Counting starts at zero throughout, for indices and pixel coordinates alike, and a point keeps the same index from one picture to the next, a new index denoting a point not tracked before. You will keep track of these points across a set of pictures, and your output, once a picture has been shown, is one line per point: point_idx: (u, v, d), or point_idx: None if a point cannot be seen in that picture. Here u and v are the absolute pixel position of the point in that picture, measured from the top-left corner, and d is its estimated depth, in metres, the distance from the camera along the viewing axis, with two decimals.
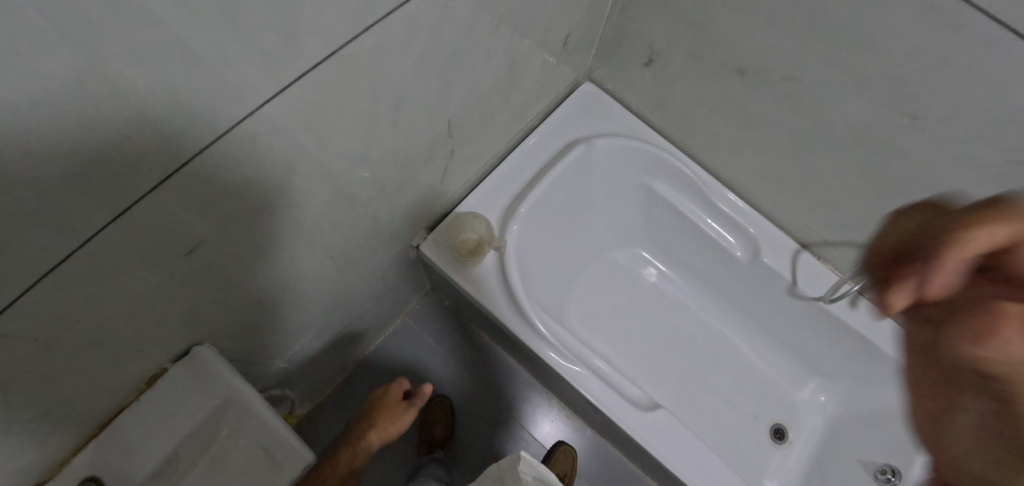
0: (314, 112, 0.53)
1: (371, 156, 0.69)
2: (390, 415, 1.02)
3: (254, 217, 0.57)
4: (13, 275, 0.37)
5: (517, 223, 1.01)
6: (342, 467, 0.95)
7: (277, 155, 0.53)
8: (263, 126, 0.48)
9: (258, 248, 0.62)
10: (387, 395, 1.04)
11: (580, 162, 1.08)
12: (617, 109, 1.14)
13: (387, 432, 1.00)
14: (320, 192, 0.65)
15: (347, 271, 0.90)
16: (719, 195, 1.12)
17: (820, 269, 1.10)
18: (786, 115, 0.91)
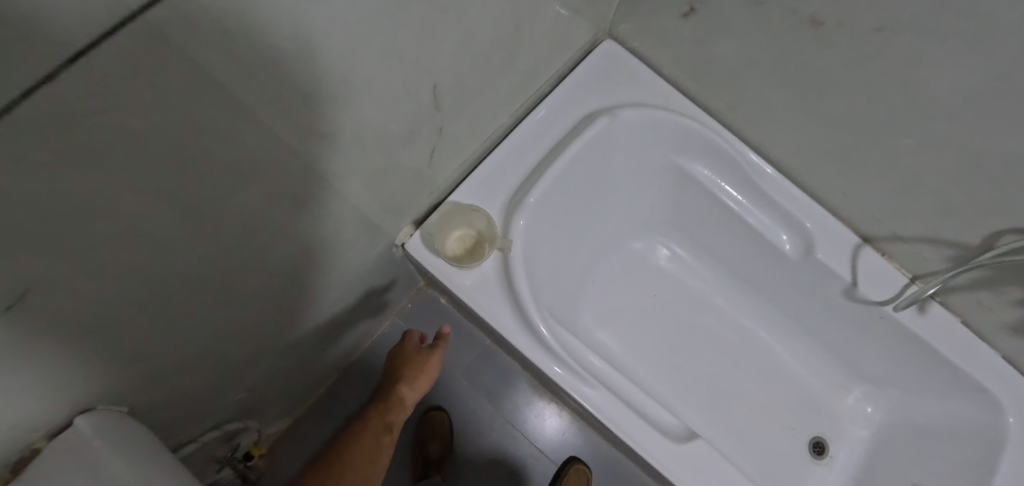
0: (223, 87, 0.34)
1: (331, 144, 0.51)
2: (417, 363, 0.90)
3: (149, 247, 0.38)
4: None
5: (525, 217, 0.83)
6: (384, 420, 0.84)
7: (154, 144, 0.32)
8: (95, 84, 0.26)
9: (167, 284, 0.43)
10: (408, 347, 0.92)
11: (601, 139, 0.88)
12: (644, 74, 0.94)
13: (420, 380, 0.89)
14: (257, 199, 0.46)
15: (315, 283, 0.72)
16: (767, 180, 0.93)
17: (884, 268, 0.93)
18: (868, 81, 0.71)
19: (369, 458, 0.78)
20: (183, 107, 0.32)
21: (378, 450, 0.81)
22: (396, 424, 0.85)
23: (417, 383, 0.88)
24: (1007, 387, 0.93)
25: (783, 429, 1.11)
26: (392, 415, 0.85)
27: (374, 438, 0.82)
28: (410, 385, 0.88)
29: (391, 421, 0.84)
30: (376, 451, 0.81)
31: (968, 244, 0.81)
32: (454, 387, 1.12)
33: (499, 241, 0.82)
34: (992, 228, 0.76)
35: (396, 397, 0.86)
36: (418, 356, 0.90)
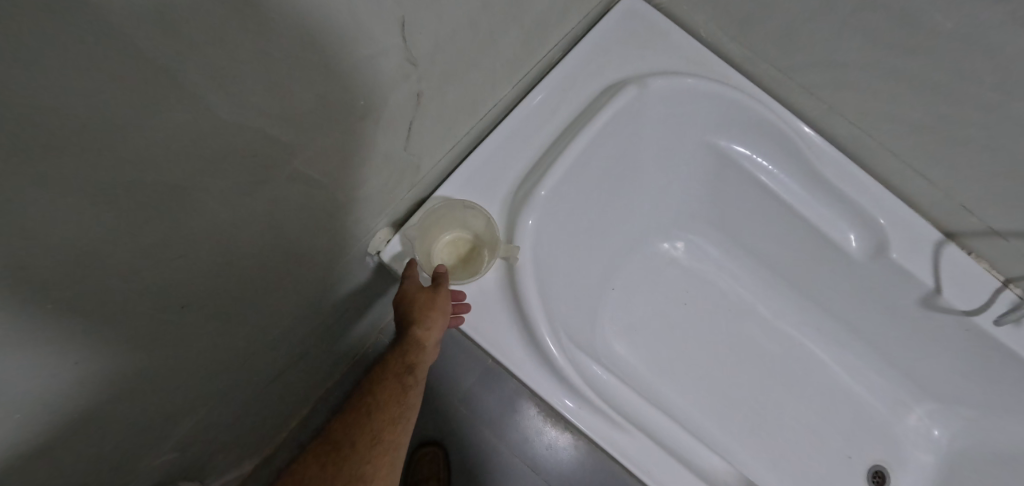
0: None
1: (257, 114, 0.33)
2: (421, 299, 0.57)
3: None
4: None
5: (534, 214, 0.66)
6: (400, 363, 0.55)
7: None
8: None
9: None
10: (406, 283, 0.59)
11: (627, 115, 0.71)
12: (677, 34, 0.76)
13: (431, 318, 0.57)
14: (132, 203, 0.29)
15: (260, 305, 0.54)
16: (829, 162, 0.76)
17: (971, 269, 0.75)
18: (985, 28, 0.54)
19: (395, 407, 0.53)
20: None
21: (406, 397, 0.55)
22: (423, 367, 0.57)
23: (430, 320, 0.56)
24: None
25: (837, 457, 0.93)
26: (411, 357, 0.56)
27: (397, 383, 0.55)
28: (421, 325, 0.56)
29: (412, 364, 0.56)
30: (404, 396, 0.55)
31: None
32: (451, 414, 0.95)
33: (500, 246, 0.65)
34: None
35: (410, 339, 0.57)
36: (418, 293, 0.58)
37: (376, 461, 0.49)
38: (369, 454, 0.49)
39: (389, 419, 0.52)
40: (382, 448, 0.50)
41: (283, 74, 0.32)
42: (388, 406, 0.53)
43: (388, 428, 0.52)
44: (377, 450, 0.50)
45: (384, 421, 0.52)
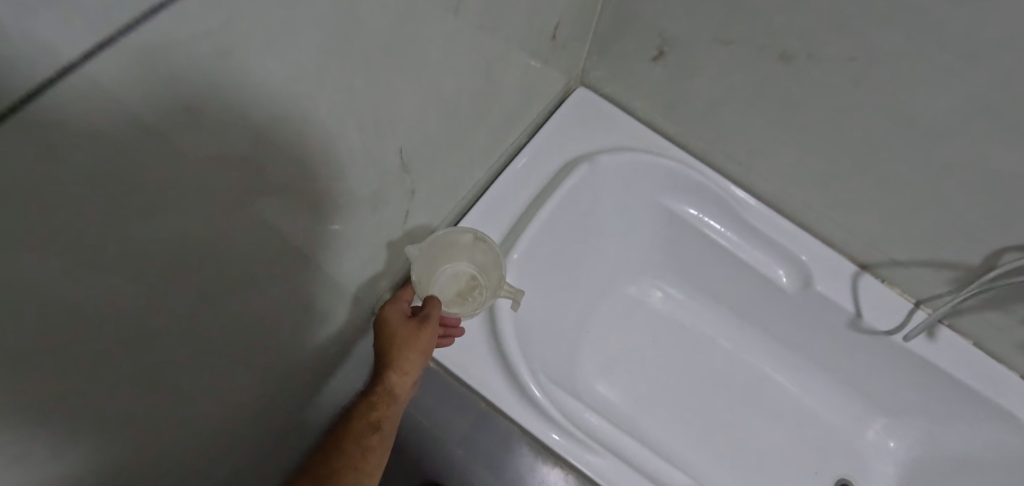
0: (152, 112, 0.25)
1: (321, 216, 0.48)
2: (404, 332, 0.62)
3: (56, 351, 0.27)
4: None
5: (509, 276, 0.80)
6: (366, 417, 0.56)
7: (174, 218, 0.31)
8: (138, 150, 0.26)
9: (75, 412, 0.31)
10: (393, 311, 0.63)
11: (583, 187, 0.86)
12: (620, 116, 0.93)
13: (409, 361, 0.61)
14: (250, 277, 0.42)
15: (289, 395, 0.61)
16: (755, 213, 0.90)
17: (886, 294, 0.89)
18: (855, 107, 0.69)
19: (355, 470, 0.51)
20: (79, 117, 0.22)
21: (371, 456, 0.53)
22: (390, 423, 0.58)
23: (406, 365, 0.60)
24: None
25: (807, 473, 1.02)
26: (378, 410, 0.57)
27: (359, 442, 0.53)
28: (398, 369, 0.60)
29: (378, 418, 0.57)
30: (368, 456, 0.53)
31: (973, 266, 0.77)
32: None
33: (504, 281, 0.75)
34: (996, 247, 0.73)
35: (381, 389, 0.59)
36: (405, 325, 0.62)
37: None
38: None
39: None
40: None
41: (332, 193, 0.47)
42: (345, 470, 0.50)
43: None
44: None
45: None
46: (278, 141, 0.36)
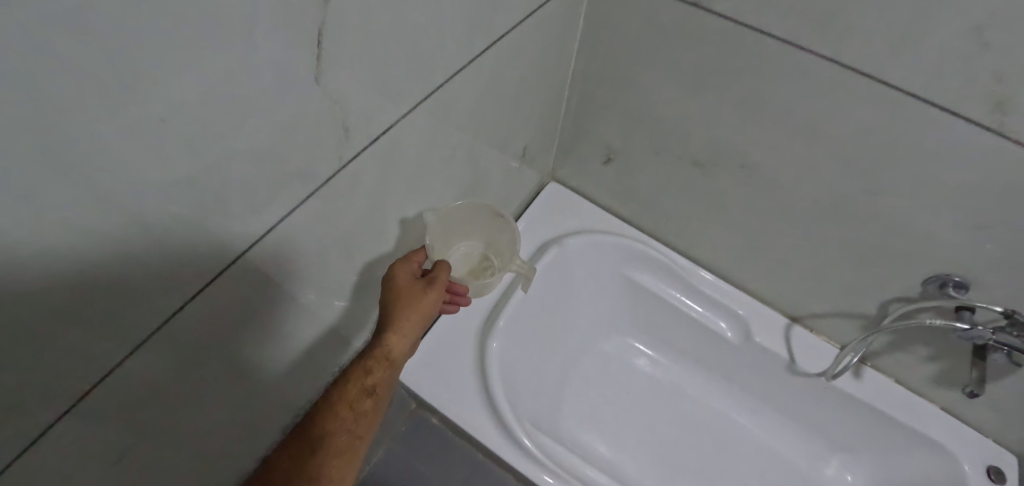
0: (248, 283, 0.46)
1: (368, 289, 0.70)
2: (407, 296, 0.60)
3: (186, 416, 0.48)
4: (74, 389, 0.35)
5: (497, 339, 0.96)
6: (361, 383, 0.54)
7: (292, 287, 0.53)
8: (291, 247, 0.50)
9: (216, 410, 0.52)
10: (399, 274, 0.62)
11: (555, 265, 1.05)
12: (584, 204, 1.14)
13: (411, 322, 0.59)
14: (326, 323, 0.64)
15: None
16: (699, 277, 1.09)
17: (814, 342, 1.05)
18: (755, 197, 0.89)
19: (349, 435, 0.51)
20: (245, 268, 0.45)
21: (365, 423, 0.53)
22: (386, 387, 0.56)
23: (408, 326, 0.58)
24: (952, 435, 1.03)
25: None
26: (374, 376, 0.55)
27: (353, 408, 0.53)
28: (396, 332, 0.57)
29: (374, 384, 0.55)
30: (362, 423, 0.53)
31: (873, 317, 0.94)
32: None
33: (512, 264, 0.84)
34: (882, 300, 0.89)
35: (379, 351, 0.56)
36: (410, 287, 0.60)
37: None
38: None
39: (339, 450, 0.50)
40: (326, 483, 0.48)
41: (366, 280, 0.68)
42: (337, 435, 0.51)
43: (335, 460, 0.50)
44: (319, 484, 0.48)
45: (333, 452, 0.50)
46: (339, 246, 0.58)
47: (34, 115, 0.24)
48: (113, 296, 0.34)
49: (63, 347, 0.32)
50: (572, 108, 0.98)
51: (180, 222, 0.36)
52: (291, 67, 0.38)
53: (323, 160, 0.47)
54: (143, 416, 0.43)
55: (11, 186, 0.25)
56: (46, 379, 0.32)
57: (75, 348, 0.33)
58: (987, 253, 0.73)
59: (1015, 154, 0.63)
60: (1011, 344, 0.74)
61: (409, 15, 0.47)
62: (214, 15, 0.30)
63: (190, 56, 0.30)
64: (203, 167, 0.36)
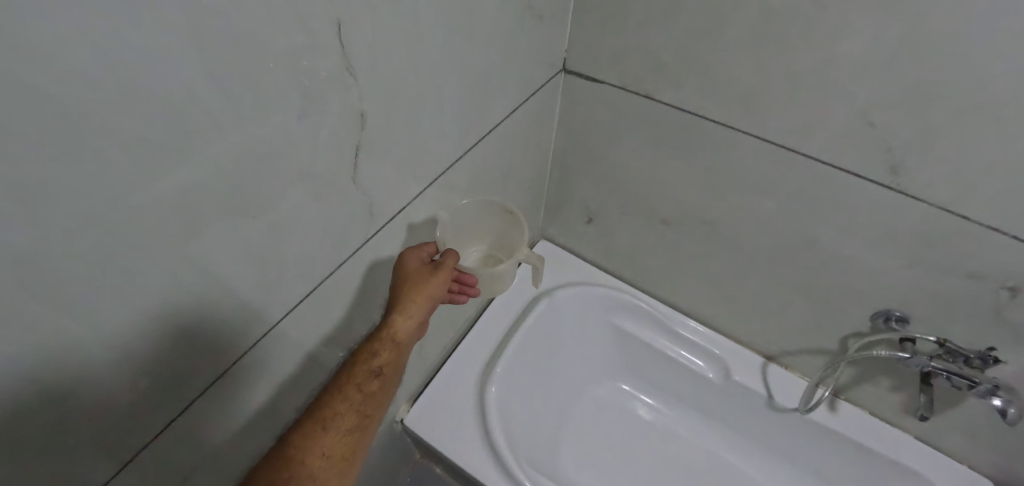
0: (301, 324, 0.58)
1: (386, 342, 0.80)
2: (415, 280, 0.63)
3: (230, 449, 0.57)
4: (176, 406, 0.46)
5: (495, 384, 1.02)
6: (369, 365, 0.57)
7: (327, 337, 0.64)
8: (331, 300, 0.61)
9: (267, 429, 0.62)
10: (409, 257, 0.65)
11: (546, 315, 1.14)
12: (572, 259, 1.26)
13: (416, 306, 0.61)
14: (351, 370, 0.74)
15: None
16: (679, 322, 1.19)
17: (789, 378, 1.13)
18: (718, 247, 1.01)
19: (357, 414, 0.55)
20: (300, 313, 0.57)
21: (372, 402, 0.57)
22: (393, 368, 0.59)
23: (412, 310, 0.61)
24: (930, 464, 1.06)
25: None
26: (381, 358, 0.58)
27: (360, 389, 0.56)
28: (401, 316, 0.60)
29: (381, 366, 0.58)
30: (369, 403, 0.57)
31: (835, 351, 1.03)
32: None
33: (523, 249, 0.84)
34: (840, 335, 0.99)
35: (385, 334, 0.59)
36: (417, 272, 0.63)
37: (326, 470, 0.52)
38: (323, 460, 0.52)
39: (347, 427, 0.54)
40: (337, 457, 0.53)
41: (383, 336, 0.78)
42: (345, 415, 0.54)
43: (344, 437, 0.54)
44: (329, 458, 0.52)
45: (341, 429, 0.54)
46: (366, 305, 0.68)
47: (170, 218, 0.37)
48: (210, 334, 0.46)
49: (171, 373, 0.44)
50: (555, 177, 1.13)
51: (256, 284, 0.48)
52: (334, 173, 0.51)
53: (353, 235, 0.59)
54: (200, 448, 0.52)
55: (156, 269, 0.38)
56: (144, 412, 0.43)
57: (158, 396, 0.44)
58: (917, 289, 0.83)
59: (918, 209, 0.74)
60: (950, 369, 0.85)
61: (416, 125, 0.60)
62: (281, 142, 0.43)
63: (266, 173, 0.44)
64: (271, 245, 0.48)
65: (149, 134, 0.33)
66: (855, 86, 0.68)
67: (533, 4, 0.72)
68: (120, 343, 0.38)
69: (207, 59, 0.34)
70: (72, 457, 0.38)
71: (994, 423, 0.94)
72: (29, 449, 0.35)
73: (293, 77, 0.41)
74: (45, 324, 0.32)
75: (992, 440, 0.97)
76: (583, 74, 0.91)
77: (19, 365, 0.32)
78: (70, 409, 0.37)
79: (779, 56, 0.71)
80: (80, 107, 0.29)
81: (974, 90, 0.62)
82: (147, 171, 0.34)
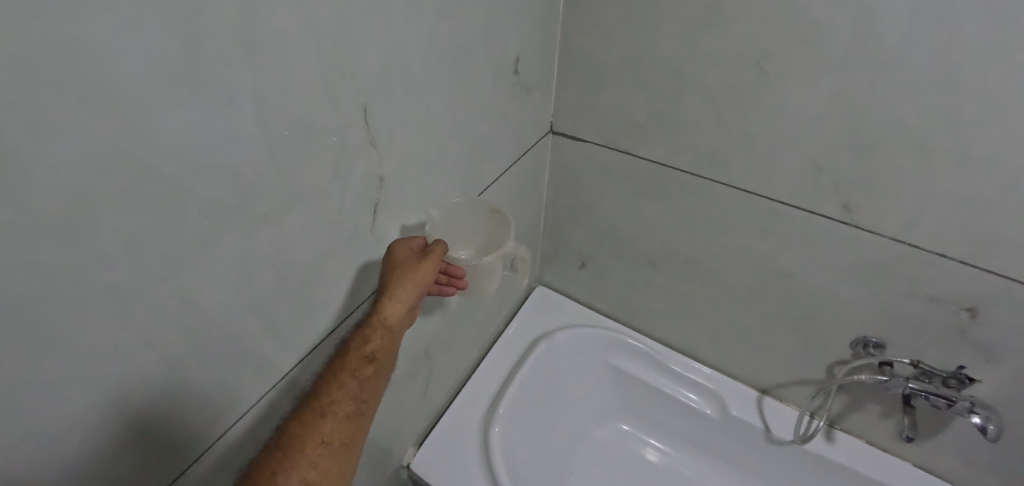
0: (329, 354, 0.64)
1: (398, 384, 0.86)
2: (406, 264, 0.60)
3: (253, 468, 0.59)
4: (222, 428, 0.52)
5: (499, 424, 1.06)
6: (362, 351, 0.54)
7: None
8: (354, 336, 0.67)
9: None
10: (399, 243, 0.62)
11: (545, 356, 1.20)
12: (568, 303, 1.33)
13: (406, 291, 0.59)
14: None
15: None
16: (673, 358, 1.24)
17: (783, 410, 1.17)
18: (702, 285, 1.08)
19: (354, 400, 0.53)
20: (328, 344, 0.63)
21: (368, 388, 0.54)
22: (386, 353, 0.57)
23: (403, 294, 0.58)
24: None
25: None
26: (374, 344, 0.55)
27: (355, 375, 0.53)
28: (392, 299, 0.57)
29: (374, 351, 0.55)
30: (365, 389, 0.54)
31: (822, 380, 1.07)
32: None
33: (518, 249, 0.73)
34: (825, 364, 1.04)
35: (376, 319, 0.56)
36: (408, 256, 0.61)
37: (327, 457, 0.49)
38: (324, 447, 0.49)
39: (345, 413, 0.52)
40: (337, 444, 0.50)
41: (395, 379, 0.84)
42: (342, 402, 0.52)
43: (344, 423, 0.51)
44: (330, 445, 0.50)
45: (339, 416, 0.51)
46: None
47: (229, 263, 0.45)
48: (252, 364, 0.52)
49: (218, 398, 0.50)
50: (549, 226, 1.22)
51: (293, 321, 0.56)
52: (357, 226, 0.60)
53: (373, 279, 0.67)
54: (234, 466, 0.55)
55: (215, 306, 0.45)
56: (195, 431, 0.49)
57: (209, 427, 0.50)
58: (885, 314, 0.90)
59: (874, 240, 0.83)
60: (927, 389, 0.90)
61: (423, 184, 0.70)
62: (316, 201, 0.52)
63: (303, 226, 0.52)
64: (305, 288, 0.56)
65: (218, 195, 0.42)
66: (800, 137, 0.79)
67: (521, 79, 0.84)
68: (184, 373, 0.45)
69: (264, 137, 0.44)
70: (134, 479, 0.44)
71: (989, 450, 0.95)
72: (104, 461, 0.41)
73: (326, 149, 0.51)
74: (135, 354, 0.40)
75: (990, 467, 0.98)
76: (568, 134, 1.02)
77: (113, 378, 0.39)
78: (142, 422, 0.43)
79: (734, 114, 0.82)
80: (172, 174, 0.38)
81: (899, 136, 0.72)
82: (215, 223, 0.42)
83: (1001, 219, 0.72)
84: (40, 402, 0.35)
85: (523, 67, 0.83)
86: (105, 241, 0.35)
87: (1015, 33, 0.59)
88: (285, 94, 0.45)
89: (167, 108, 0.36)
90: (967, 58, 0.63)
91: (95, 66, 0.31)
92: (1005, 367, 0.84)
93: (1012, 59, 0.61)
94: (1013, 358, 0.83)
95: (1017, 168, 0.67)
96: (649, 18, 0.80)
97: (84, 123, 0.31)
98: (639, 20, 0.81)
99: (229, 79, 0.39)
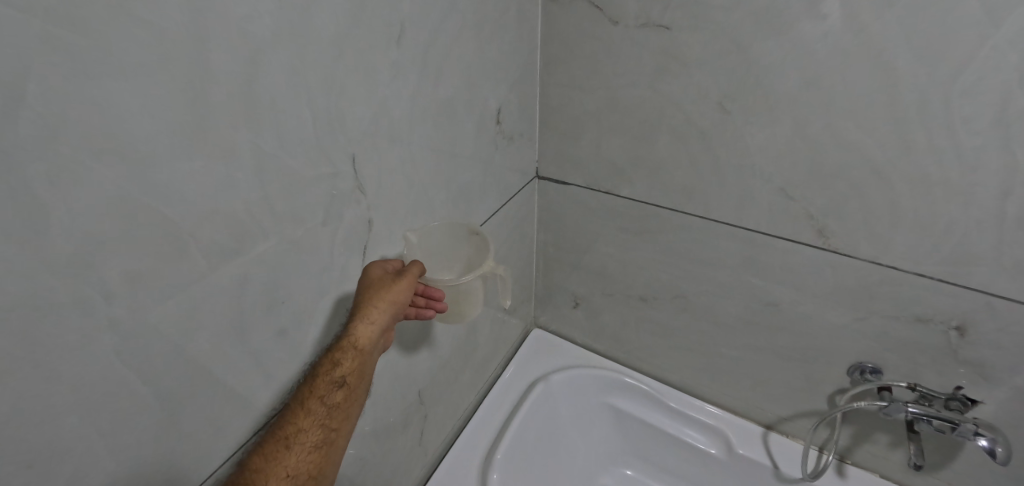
0: None
1: (392, 430, 0.85)
2: (378, 286, 0.61)
3: None
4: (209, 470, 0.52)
5: (496, 471, 1.04)
6: (331, 376, 0.55)
7: None
8: None
9: None
10: (372, 269, 0.63)
11: (542, 399, 1.19)
12: (565, 345, 1.33)
13: (376, 311, 0.59)
14: (359, 456, 0.78)
15: None
16: (673, 396, 1.23)
17: (790, 446, 1.14)
18: (694, 318, 1.09)
19: (321, 429, 0.53)
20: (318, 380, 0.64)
21: (337, 414, 0.55)
22: (358, 376, 0.57)
23: (374, 315, 0.58)
24: None
25: None
26: (343, 368, 0.56)
27: (323, 402, 0.54)
28: (363, 320, 0.58)
29: (344, 376, 0.56)
30: (334, 416, 0.55)
31: (825, 410, 1.06)
32: None
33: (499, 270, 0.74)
34: (826, 393, 1.03)
35: (346, 343, 0.56)
36: (381, 278, 0.61)
37: None
38: (289, 481, 0.50)
39: (312, 444, 0.53)
40: (303, 476, 0.51)
41: (390, 423, 0.84)
42: (309, 431, 0.53)
43: (310, 454, 0.52)
44: (296, 478, 0.51)
45: (306, 447, 0.52)
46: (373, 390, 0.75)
47: (225, 304, 0.48)
48: (242, 403, 0.54)
49: (208, 437, 0.51)
50: (541, 268, 1.25)
51: (283, 361, 0.57)
52: (346, 268, 0.63)
53: None
54: None
55: (209, 343, 0.48)
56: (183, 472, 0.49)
57: (196, 467, 0.50)
58: (875, 337, 0.91)
59: (853, 263, 0.85)
60: (927, 413, 0.88)
61: (411, 227, 0.73)
62: (307, 244, 0.56)
63: (294, 267, 0.55)
64: (295, 328, 0.58)
65: (213, 237, 0.45)
66: (768, 169, 0.83)
67: (503, 128, 0.89)
68: (176, 411, 0.47)
69: (262, 184, 0.48)
70: None
71: (1003, 476, 0.92)
72: None
73: (317, 195, 0.55)
74: (129, 390, 0.42)
75: None
76: (552, 179, 1.07)
77: (111, 413, 0.41)
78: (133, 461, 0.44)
79: (705, 151, 0.87)
80: (173, 217, 0.41)
81: (860, 162, 0.76)
82: (210, 264, 0.46)
83: (969, 237, 0.74)
84: (42, 435, 0.37)
85: (505, 119, 0.89)
86: (110, 280, 0.38)
87: (948, 66, 0.65)
88: (279, 147, 0.49)
89: (170, 159, 0.40)
90: (910, 87, 0.68)
91: (108, 122, 0.35)
92: (1002, 385, 0.84)
93: (950, 89, 0.66)
94: (1010, 375, 0.82)
95: (974, 186, 0.70)
96: (617, 69, 0.87)
97: (94, 170, 0.35)
98: (610, 71, 0.88)
99: (227, 133, 0.44)
